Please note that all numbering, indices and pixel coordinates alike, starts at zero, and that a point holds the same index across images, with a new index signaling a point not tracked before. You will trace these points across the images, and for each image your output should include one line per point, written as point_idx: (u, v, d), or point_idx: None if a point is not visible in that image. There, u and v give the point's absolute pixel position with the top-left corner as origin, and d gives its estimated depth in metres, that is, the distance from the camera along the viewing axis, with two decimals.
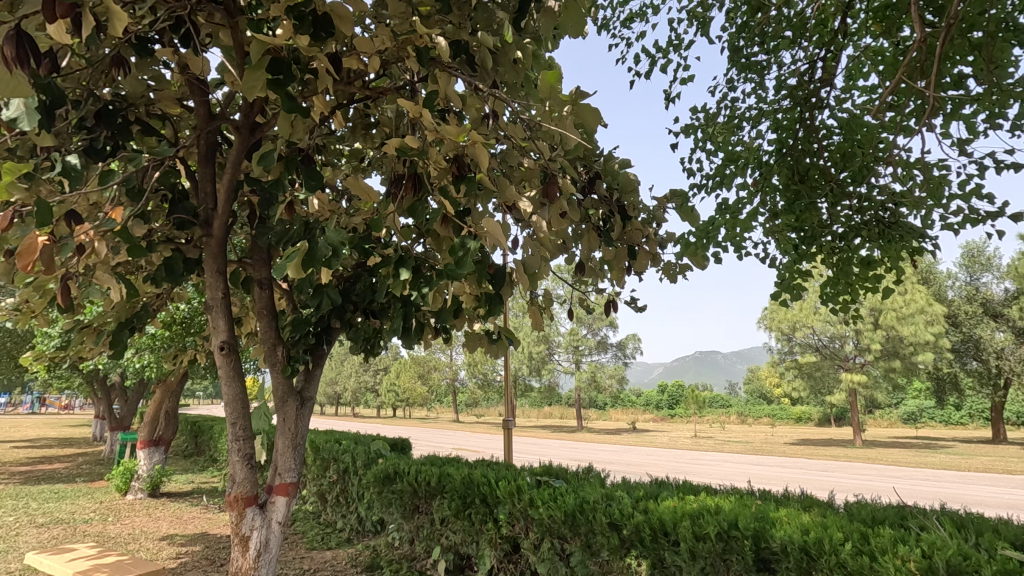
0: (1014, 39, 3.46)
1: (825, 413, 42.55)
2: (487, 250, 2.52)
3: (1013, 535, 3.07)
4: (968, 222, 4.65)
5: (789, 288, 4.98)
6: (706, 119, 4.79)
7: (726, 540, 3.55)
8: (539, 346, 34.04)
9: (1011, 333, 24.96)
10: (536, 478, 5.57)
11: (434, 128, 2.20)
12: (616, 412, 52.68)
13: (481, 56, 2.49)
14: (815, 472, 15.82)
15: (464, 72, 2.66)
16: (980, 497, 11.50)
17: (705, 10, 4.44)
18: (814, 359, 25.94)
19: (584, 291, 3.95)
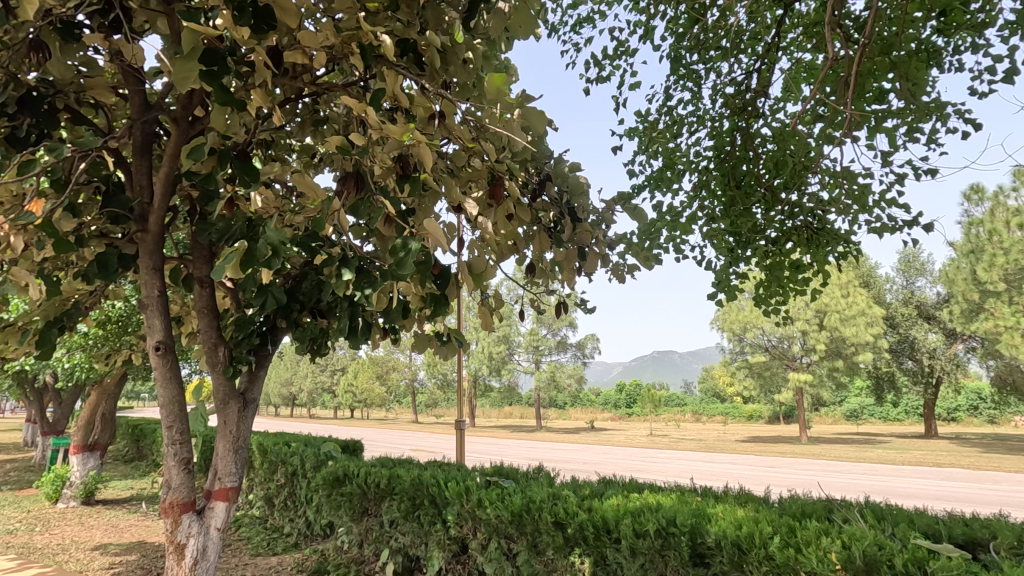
0: (929, 59, 3.69)
1: (775, 412, 44.10)
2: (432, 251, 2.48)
3: (925, 526, 3.26)
4: (887, 229, 4.91)
5: (727, 290, 5.14)
6: (647, 124, 4.87)
7: (664, 536, 3.64)
8: (498, 346, 34.06)
9: (942, 335, 26.55)
10: (486, 478, 5.59)
11: (378, 125, 2.18)
12: (575, 412, 53.21)
13: (430, 56, 2.45)
14: (764, 468, 16.35)
15: (411, 70, 2.60)
16: (912, 490, 12.13)
17: (646, 17, 4.51)
18: (764, 359, 26.90)
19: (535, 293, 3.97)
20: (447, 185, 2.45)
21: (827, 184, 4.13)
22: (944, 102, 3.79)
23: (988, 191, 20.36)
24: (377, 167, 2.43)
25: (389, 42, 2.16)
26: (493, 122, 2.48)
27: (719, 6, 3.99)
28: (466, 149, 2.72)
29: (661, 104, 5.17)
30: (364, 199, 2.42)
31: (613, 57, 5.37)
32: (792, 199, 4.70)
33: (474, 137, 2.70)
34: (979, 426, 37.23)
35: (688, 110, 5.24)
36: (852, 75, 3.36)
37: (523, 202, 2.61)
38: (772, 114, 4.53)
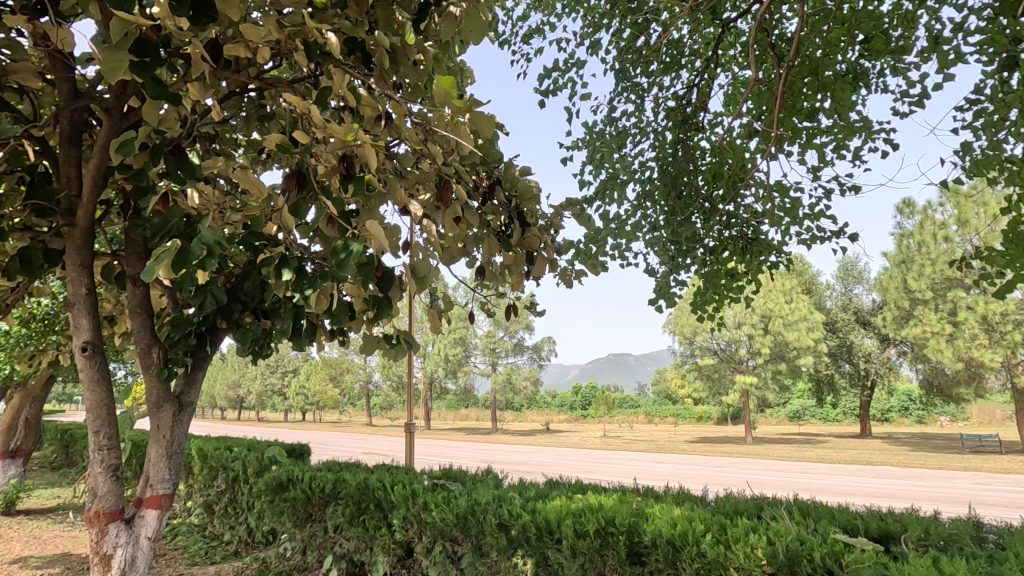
0: (856, 82, 3.93)
1: (723, 413, 45.64)
2: (375, 253, 2.43)
3: (846, 521, 3.45)
4: (814, 240, 5.19)
5: (667, 296, 5.30)
6: (593, 134, 4.97)
7: (603, 536, 3.73)
8: (455, 348, 33.96)
9: (877, 340, 28.09)
10: (434, 481, 5.56)
11: (321, 124, 2.11)
12: (531, 414, 53.52)
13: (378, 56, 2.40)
14: (712, 468, 16.85)
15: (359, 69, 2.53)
16: (846, 487, 12.79)
17: (592, 29, 4.60)
18: (713, 362, 27.76)
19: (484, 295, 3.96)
20: (393, 187, 2.40)
21: (761, 197, 4.33)
22: (868, 122, 4.05)
23: (917, 205, 21.73)
24: (320, 166, 2.35)
25: (335, 41, 2.09)
26: (442, 125, 2.44)
27: (662, 21, 4.11)
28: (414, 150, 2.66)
29: (607, 114, 5.26)
30: (306, 199, 2.32)
31: (562, 69, 5.45)
32: (729, 210, 4.90)
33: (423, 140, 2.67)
34: (909, 425, 39.68)
35: (633, 121, 5.35)
36: (780, 93, 3.57)
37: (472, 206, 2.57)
38: (712, 128, 4.69)
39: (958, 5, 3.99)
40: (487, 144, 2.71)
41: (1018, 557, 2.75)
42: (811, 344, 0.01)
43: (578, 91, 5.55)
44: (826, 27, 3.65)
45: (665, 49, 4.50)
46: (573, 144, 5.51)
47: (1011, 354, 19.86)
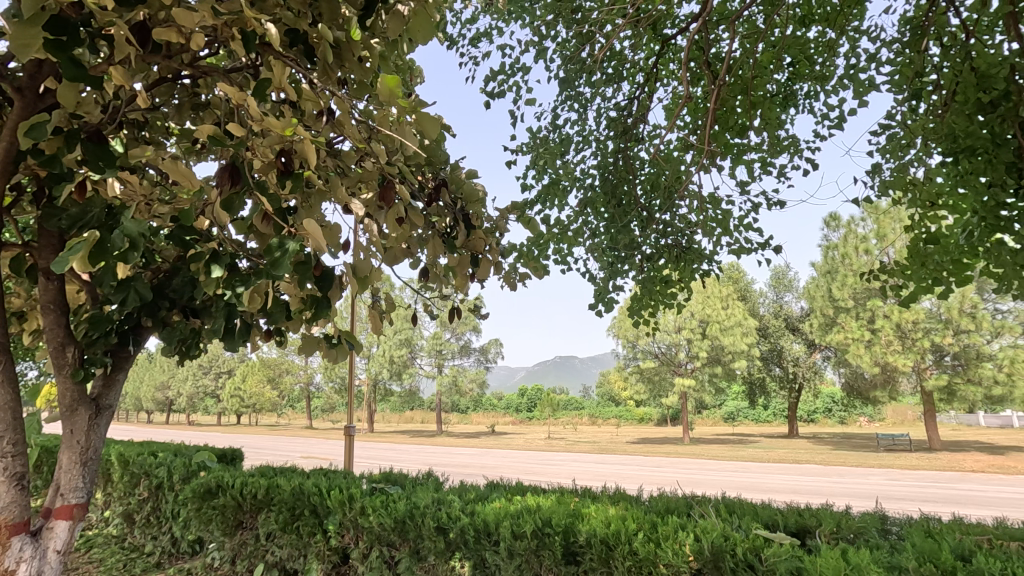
0: (782, 103, 4.19)
1: (663, 414, 47.03)
2: (314, 252, 2.34)
3: (767, 517, 3.65)
4: (743, 251, 5.47)
5: (605, 301, 5.43)
6: (537, 141, 5.03)
7: (539, 537, 3.78)
8: (400, 350, 33.50)
9: (804, 345, 29.76)
10: (372, 485, 5.45)
11: (258, 117, 2.00)
12: (477, 416, 53.38)
13: (321, 51, 2.30)
14: (650, 469, 17.33)
15: (302, 63, 2.42)
16: (773, 485, 13.46)
17: (538, 37, 4.65)
18: (654, 365, 28.59)
19: (428, 297, 3.89)
20: (335, 185, 2.31)
21: (695, 208, 4.53)
22: (793, 142, 4.32)
23: (841, 219, 23.20)
24: (256, 160, 2.23)
25: (276, 32, 1.99)
26: (388, 124, 2.37)
27: (605, 34, 4.21)
28: (357, 148, 2.58)
29: (551, 121, 5.34)
30: (241, 193, 2.19)
31: (508, 73, 5.47)
32: (665, 220, 5.09)
33: (368, 138, 2.59)
34: (831, 426, 42.24)
35: (576, 129, 5.46)
36: (713, 109, 3.76)
37: (416, 207, 2.51)
38: (651, 140, 4.87)
39: (873, 37, 4.31)
40: (434, 145, 2.66)
41: (915, 545, 2.99)
42: (624, 68, 0.01)
43: (523, 97, 5.60)
44: (755, 50, 3.88)
45: (607, 61, 4.63)
46: (517, 149, 5.55)
47: (920, 359, 21.52)
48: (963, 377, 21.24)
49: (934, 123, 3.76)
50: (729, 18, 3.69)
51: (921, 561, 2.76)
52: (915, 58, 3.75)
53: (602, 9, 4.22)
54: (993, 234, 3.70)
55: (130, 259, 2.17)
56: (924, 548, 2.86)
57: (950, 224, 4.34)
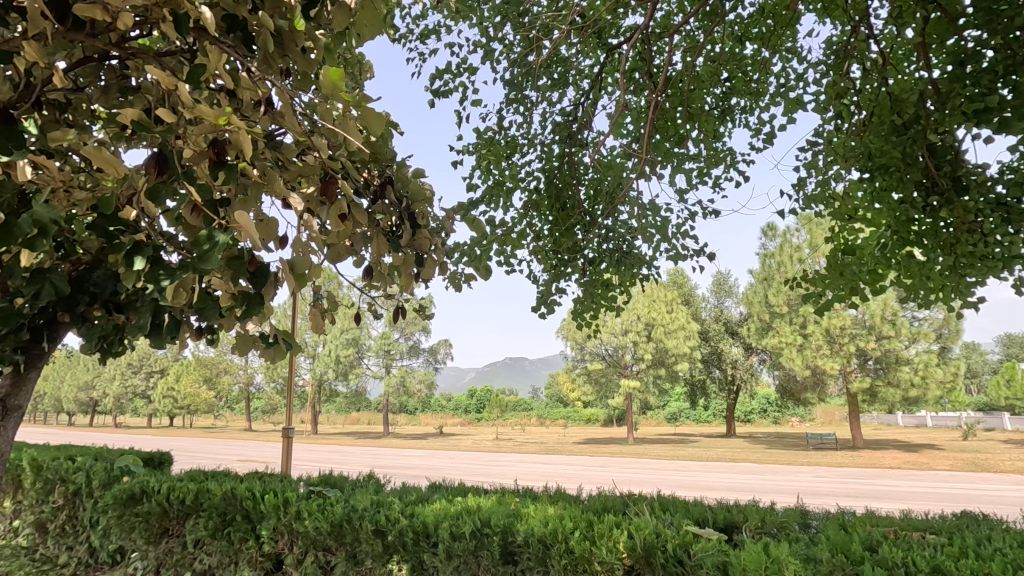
0: (719, 117, 4.37)
1: (610, 415, 47.92)
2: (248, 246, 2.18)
3: (698, 513, 3.79)
4: (680, 257, 5.66)
5: (548, 303, 5.50)
6: (483, 142, 5.03)
7: (478, 538, 3.79)
8: (347, 349, 32.69)
9: (742, 348, 31.09)
10: (309, 488, 5.29)
11: (188, 103, 1.85)
12: (425, 417, 52.73)
13: (261, 38, 2.15)
14: (595, 468, 17.59)
15: (241, 50, 2.27)
16: (710, 482, 13.96)
17: (487, 39, 4.66)
18: (601, 367, 29.13)
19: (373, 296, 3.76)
20: (273, 177, 2.17)
21: (636, 215, 4.66)
22: (728, 154, 4.51)
23: (778, 229, 24.38)
24: (187, 149, 2.07)
25: (210, 18, 1.86)
26: (332, 118, 2.25)
27: (552, 40, 4.28)
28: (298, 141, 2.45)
29: (497, 123, 5.36)
30: (169, 183, 2.03)
31: (455, 73, 5.43)
32: (607, 225, 5.21)
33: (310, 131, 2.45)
34: (766, 425, 44.28)
35: (522, 131, 5.50)
36: (652, 120, 3.91)
37: (360, 203, 2.39)
38: (595, 146, 4.96)
39: (802, 57, 4.55)
40: (380, 142, 2.56)
41: (830, 538, 3.19)
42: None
43: (469, 97, 5.58)
44: (695, 64, 4.03)
45: (554, 66, 4.69)
46: (463, 148, 5.52)
47: (846, 363, 22.89)
48: (884, 380, 22.75)
49: (853, 143, 4.03)
50: (670, 34, 3.84)
51: (834, 553, 2.93)
52: (839, 81, 3.99)
53: (548, 16, 4.29)
54: (904, 247, 3.99)
55: (39, 247, 1.95)
56: (837, 541, 3.04)
57: (867, 236, 4.65)
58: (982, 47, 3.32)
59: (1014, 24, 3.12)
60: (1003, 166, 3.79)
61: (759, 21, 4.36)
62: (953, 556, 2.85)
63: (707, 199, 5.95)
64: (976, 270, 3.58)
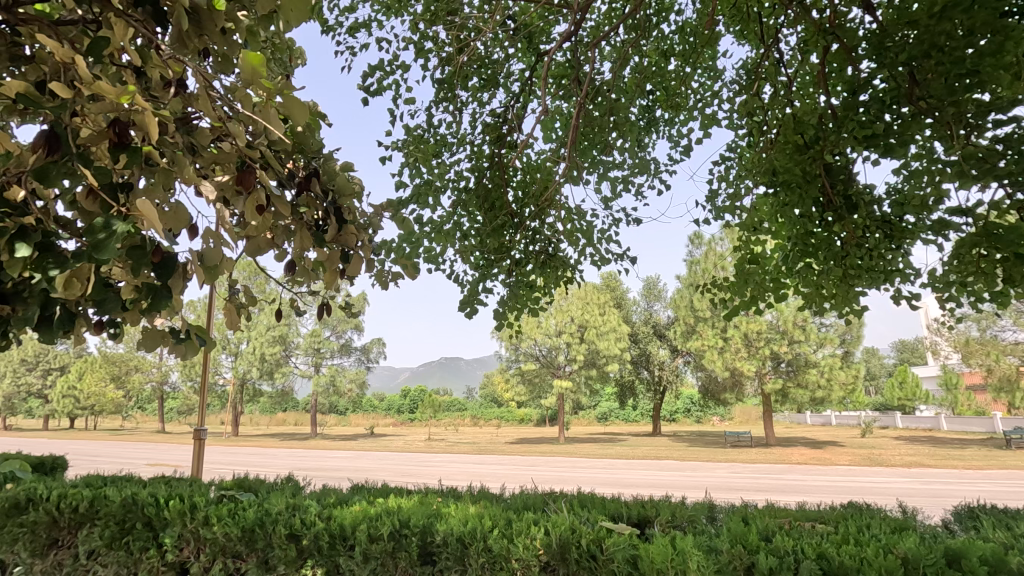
0: (644, 127, 4.58)
1: (542, 415, 48.51)
2: (151, 236, 1.96)
3: (614, 510, 3.92)
4: (603, 262, 5.84)
5: (473, 303, 5.51)
6: (411, 139, 4.97)
7: (397, 539, 3.75)
8: (273, 347, 31.25)
9: (669, 350, 32.38)
10: (221, 492, 5.03)
11: (86, 79, 1.65)
12: (355, 418, 51.23)
13: (174, 17, 1.95)
14: (525, 467, 17.74)
15: (153, 27, 2.05)
16: (635, 479, 14.42)
17: (420, 36, 4.62)
18: (535, 368, 29.49)
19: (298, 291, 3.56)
20: (182, 164, 1.98)
21: (562, 219, 4.77)
22: (650, 164, 4.71)
23: (704, 238, 25.59)
24: (84, 128, 1.86)
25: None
26: (252, 106, 2.08)
27: (484, 40, 4.33)
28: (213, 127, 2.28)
29: (427, 121, 5.31)
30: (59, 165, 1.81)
31: (386, 69, 5.32)
32: (534, 227, 5.31)
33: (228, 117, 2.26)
34: (690, 425, 46.34)
35: (452, 131, 5.48)
36: (576, 125, 4.07)
37: (281, 196, 2.24)
38: (525, 149, 5.04)
39: (718, 77, 4.83)
40: (306, 132, 2.43)
41: (731, 530, 3.39)
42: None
43: (402, 96, 5.49)
44: (621, 76, 4.21)
45: (484, 68, 4.76)
46: (392, 145, 5.42)
47: (761, 365, 24.37)
48: (794, 381, 24.39)
49: (762, 158, 4.30)
50: (598, 44, 4.00)
51: (733, 544, 3.12)
52: (752, 101, 4.27)
53: (482, 17, 4.34)
54: (803, 258, 4.31)
55: None
56: (736, 533, 3.24)
57: (770, 247, 5.00)
58: (871, 78, 3.66)
59: (899, 60, 3.47)
60: (888, 186, 4.20)
61: (682, 39, 4.60)
62: (835, 542, 3.11)
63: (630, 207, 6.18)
64: (861, 281, 3.93)
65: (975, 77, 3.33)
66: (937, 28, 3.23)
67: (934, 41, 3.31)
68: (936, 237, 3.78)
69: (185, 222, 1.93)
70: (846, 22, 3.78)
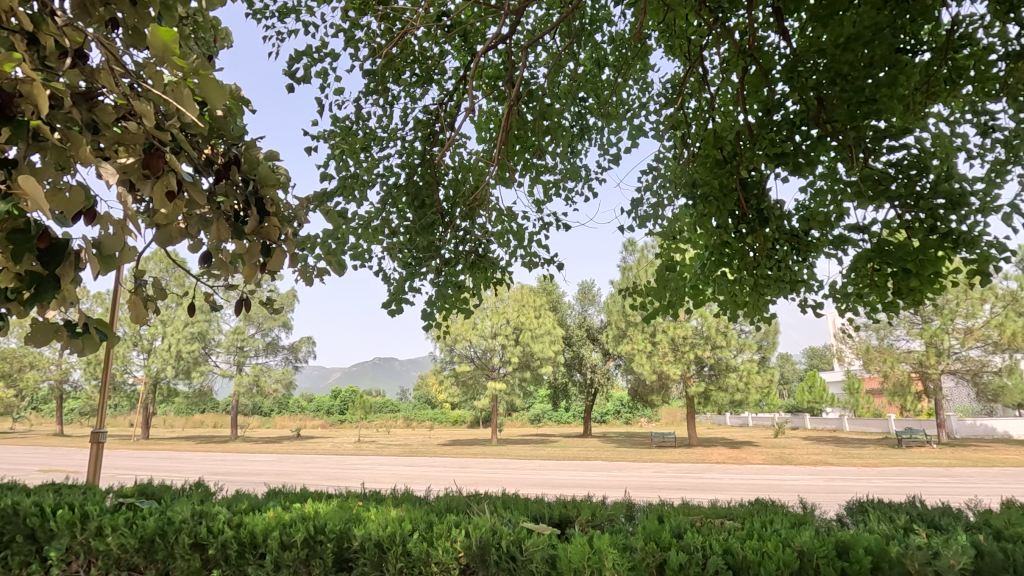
0: (575, 133, 4.67)
1: (476, 417, 48.35)
2: (37, 220, 1.68)
3: (535, 511, 3.95)
4: (532, 264, 5.89)
5: (399, 302, 5.40)
6: (338, 130, 4.81)
7: (311, 546, 3.62)
8: (191, 345, 29.35)
9: (601, 353, 33.14)
10: (118, 500, 4.65)
11: None
12: (281, 419, 49.02)
13: None
14: (457, 470, 17.63)
15: None
16: (565, 480, 14.66)
17: (351, 25, 4.48)
18: (469, 369, 29.39)
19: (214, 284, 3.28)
20: (77, 141, 1.71)
21: (493, 220, 4.78)
22: (580, 169, 4.79)
23: (636, 245, 26.45)
24: None
25: None
26: (164, 84, 1.84)
27: (418, 36, 4.31)
28: (119, 103, 1.99)
29: (356, 113, 5.15)
30: None
31: (314, 54, 5.11)
32: (464, 227, 5.30)
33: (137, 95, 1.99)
34: (619, 426, 47.76)
35: (382, 124, 5.36)
36: (507, 126, 4.09)
37: (196, 184, 2.01)
38: (457, 148, 5.02)
39: (647, 87, 5.00)
40: (227, 117, 2.21)
41: (646, 528, 3.50)
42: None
43: (331, 85, 5.31)
44: (554, 81, 4.27)
45: (418, 62, 4.70)
46: (319, 135, 5.20)
47: (686, 369, 25.46)
48: (715, 385, 25.60)
49: (684, 171, 4.50)
50: (531, 48, 4.05)
51: (647, 541, 3.23)
52: (676, 114, 4.44)
53: (416, 11, 4.29)
54: (719, 267, 4.53)
55: None
56: (650, 530, 3.36)
57: (690, 255, 5.22)
58: (783, 99, 3.90)
59: (808, 85, 3.72)
60: (796, 203, 4.50)
61: (615, 49, 4.72)
62: (741, 537, 3.28)
63: (560, 213, 6.30)
64: (770, 290, 4.18)
65: (872, 106, 3.64)
66: (842, 57, 3.50)
67: (839, 70, 3.58)
68: (837, 251, 4.08)
69: (81, 206, 1.68)
70: (764, 44, 4.01)
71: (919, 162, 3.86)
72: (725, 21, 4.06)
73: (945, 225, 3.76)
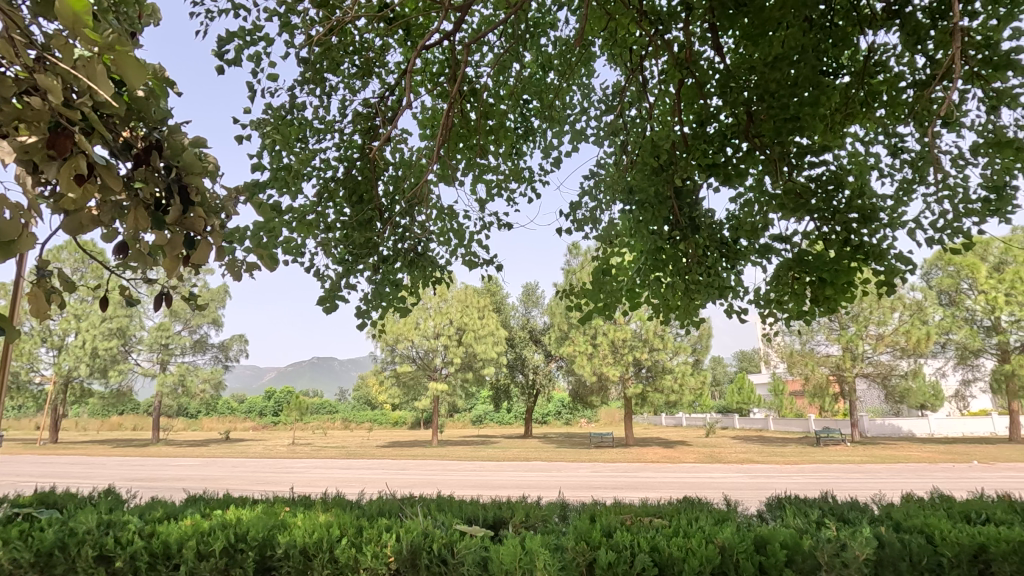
0: (518, 133, 4.68)
1: (417, 418, 47.69)
2: None
3: (470, 513, 3.92)
4: (472, 263, 5.86)
5: (334, 299, 5.23)
6: (272, 117, 4.61)
7: (230, 554, 3.43)
8: (109, 342, 27.30)
9: (543, 355, 33.46)
10: (12, 510, 4.24)
11: None
12: (208, 421, 46.46)
13: None
14: (395, 472, 17.28)
15: None
16: (503, 481, 14.69)
17: (289, 10, 4.31)
18: (410, 369, 28.93)
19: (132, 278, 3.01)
20: None
21: (433, 219, 4.71)
22: (522, 169, 4.80)
23: (580, 249, 26.86)
24: None
25: None
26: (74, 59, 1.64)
27: (359, 26, 4.20)
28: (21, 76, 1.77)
29: (291, 102, 4.96)
30: None
31: (248, 39, 4.86)
32: (404, 225, 5.20)
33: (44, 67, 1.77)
34: (559, 426, 48.41)
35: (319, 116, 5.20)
36: (449, 123, 4.04)
37: (112, 168, 1.80)
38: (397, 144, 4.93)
39: (589, 92, 5.09)
40: (148, 98, 2.01)
41: (577, 527, 3.55)
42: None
43: (265, 71, 5.08)
44: (498, 82, 4.28)
45: (358, 54, 4.59)
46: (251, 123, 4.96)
47: (625, 370, 26.10)
48: (652, 386, 26.39)
49: (622, 177, 4.60)
50: (475, 47, 4.04)
51: (577, 541, 3.26)
52: (615, 122, 4.55)
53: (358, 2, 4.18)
54: (654, 272, 4.67)
55: None
56: (581, 530, 3.40)
57: (626, 259, 5.34)
58: (715, 112, 4.07)
59: (739, 101, 3.91)
60: (727, 212, 4.70)
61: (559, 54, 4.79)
62: (668, 535, 3.38)
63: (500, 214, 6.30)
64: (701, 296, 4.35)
65: (796, 123, 3.86)
66: (770, 75, 3.68)
67: (767, 88, 3.77)
68: (762, 259, 4.29)
69: None
70: (700, 59, 4.17)
71: (837, 178, 4.12)
72: (665, 34, 4.19)
73: (857, 238, 4.03)
